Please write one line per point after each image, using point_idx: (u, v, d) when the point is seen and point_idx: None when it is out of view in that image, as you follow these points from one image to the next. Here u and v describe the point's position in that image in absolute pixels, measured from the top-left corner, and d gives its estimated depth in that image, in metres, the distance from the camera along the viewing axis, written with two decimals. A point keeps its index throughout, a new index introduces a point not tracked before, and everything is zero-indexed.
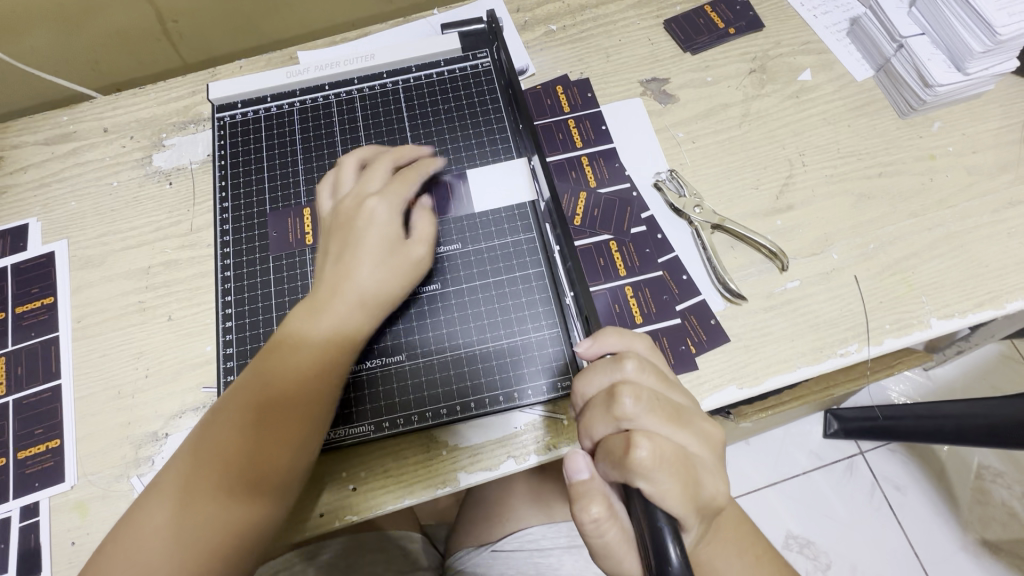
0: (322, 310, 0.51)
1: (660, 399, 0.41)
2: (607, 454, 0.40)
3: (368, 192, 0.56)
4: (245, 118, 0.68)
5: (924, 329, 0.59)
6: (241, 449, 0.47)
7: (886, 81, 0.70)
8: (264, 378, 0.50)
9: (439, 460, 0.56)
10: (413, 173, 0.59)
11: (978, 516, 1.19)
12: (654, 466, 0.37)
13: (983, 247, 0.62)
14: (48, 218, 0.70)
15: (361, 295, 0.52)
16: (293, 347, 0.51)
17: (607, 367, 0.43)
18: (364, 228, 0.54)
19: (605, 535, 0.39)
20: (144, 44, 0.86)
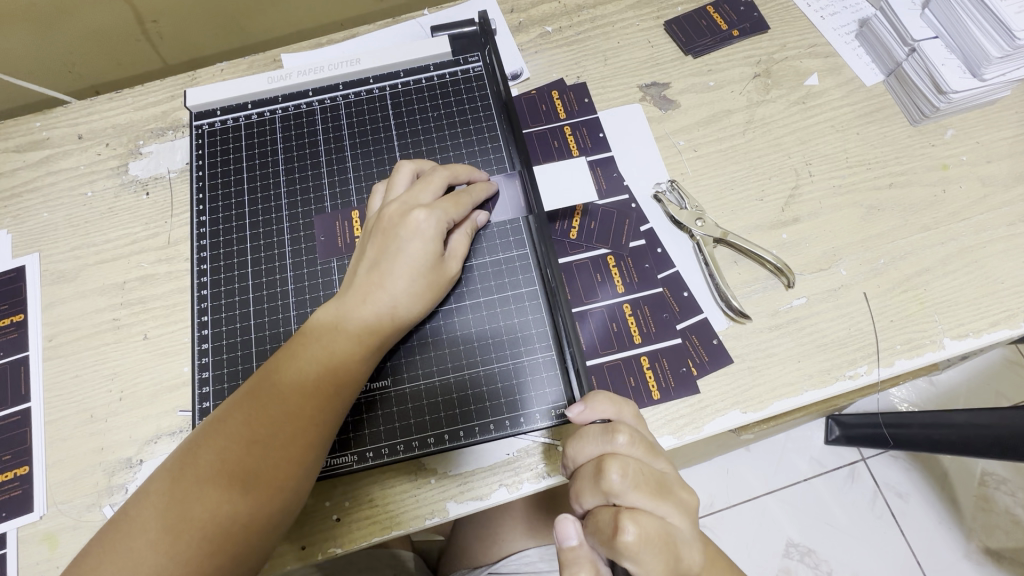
0: (350, 315, 0.49)
1: (649, 472, 0.39)
2: (595, 530, 0.38)
3: (417, 203, 0.52)
4: (224, 126, 0.65)
5: (936, 349, 0.57)
6: (256, 455, 0.45)
7: (897, 86, 0.67)
8: (286, 382, 0.47)
9: (428, 489, 0.53)
10: (466, 198, 0.54)
11: (981, 524, 1.17)
12: (640, 551, 0.35)
13: (998, 262, 0.59)
14: (19, 230, 0.66)
15: (389, 308, 0.50)
16: (315, 351, 0.48)
17: (597, 437, 0.40)
18: (408, 238, 0.50)
19: None
20: (123, 44, 0.83)
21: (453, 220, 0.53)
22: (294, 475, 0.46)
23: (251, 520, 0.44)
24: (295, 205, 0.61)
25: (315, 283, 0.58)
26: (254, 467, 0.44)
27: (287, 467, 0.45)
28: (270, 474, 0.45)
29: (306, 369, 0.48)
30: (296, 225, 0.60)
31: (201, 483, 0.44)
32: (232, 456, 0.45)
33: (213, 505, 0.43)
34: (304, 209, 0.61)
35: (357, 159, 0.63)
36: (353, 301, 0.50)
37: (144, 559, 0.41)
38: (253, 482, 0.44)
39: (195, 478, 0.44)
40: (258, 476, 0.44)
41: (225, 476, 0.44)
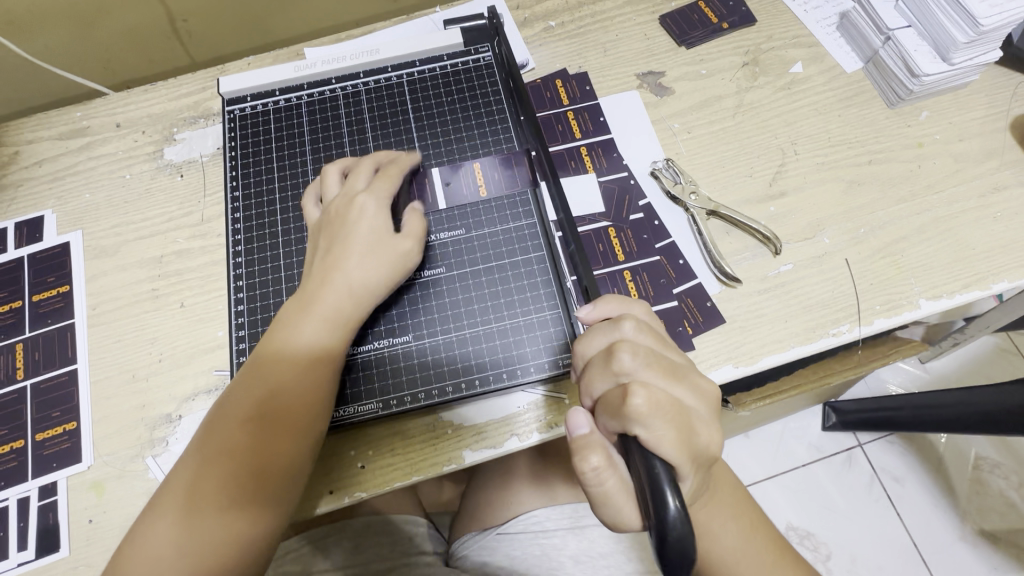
0: (308, 315, 0.53)
1: (656, 355, 0.44)
2: (606, 406, 0.42)
3: (357, 191, 0.57)
4: (254, 111, 0.70)
5: (913, 310, 0.61)
6: (248, 451, 0.49)
7: (875, 72, 0.72)
8: (254, 385, 0.51)
9: (446, 437, 0.58)
10: (393, 173, 0.59)
11: (975, 506, 1.21)
12: (649, 415, 0.40)
13: (970, 231, 0.64)
14: (63, 210, 0.72)
15: (347, 283, 0.53)
16: (279, 354, 0.52)
17: (606, 328, 0.46)
18: (354, 221, 0.55)
19: (604, 483, 0.41)
20: (155, 42, 0.88)
21: (387, 197, 0.57)
22: (284, 464, 0.50)
23: (260, 506, 0.49)
24: None
25: None
26: (246, 464, 0.49)
27: (275, 456, 0.49)
28: (263, 467, 0.49)
29: (272, 371, 0.51)
30: None
31: (198, 501, 0.48)
32: (221, 464, 0.49)
33: (221, 503, 0.48)
34: None
35: (377, 140, 0.68)
36: (304, 306, 0.53)
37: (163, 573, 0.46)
38: (248, 477, 0.48)
39: (193, 490, 0.48)
40: (253, 468, 0.49)
41: (222, 480, 0.48)
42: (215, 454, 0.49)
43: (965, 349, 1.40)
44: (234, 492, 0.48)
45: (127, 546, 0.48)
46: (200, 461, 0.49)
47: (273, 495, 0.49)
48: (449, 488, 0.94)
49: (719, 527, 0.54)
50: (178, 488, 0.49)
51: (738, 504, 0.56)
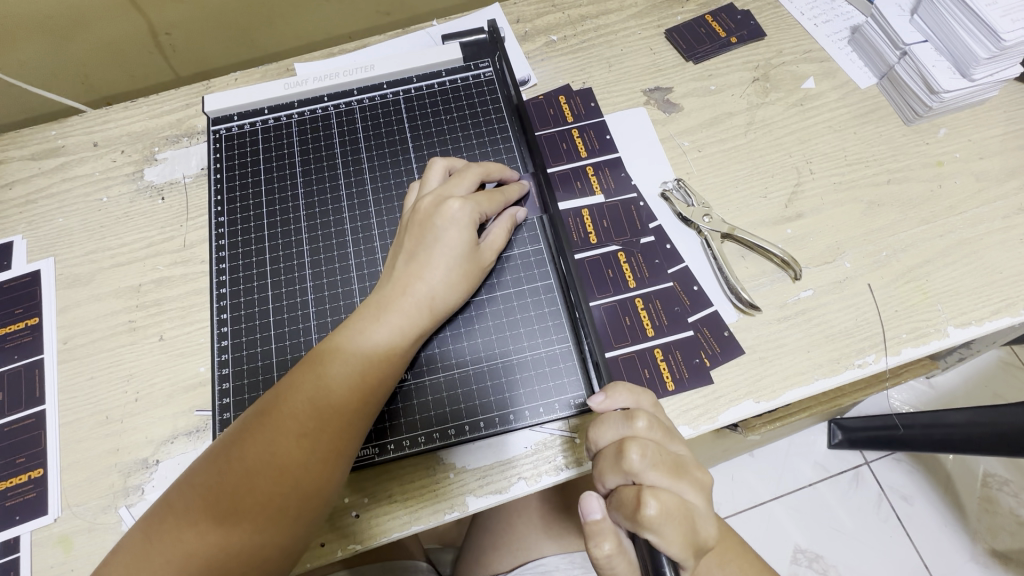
0: (375, 325, 0.49)
1: (665, 453, 0.41)
2: (619, 504, 0.40)
3: (450, 194, 0.53)
4: (241, 130, 0.66)
5: (941, 338, 0.58)
6: (278, 475, 0.44)
7: (890, 88, 0.70)
8: (306, 397, 0.46)
9: (447, 484, 0.54)
10: (501, 195, 0.56)
11: (986, 525, 1.17)
12: (662, 523, 0.37)
13: (995, 253, 0.61)
14: (34, 235, 0.67)
15: (430, 294, 0.50)
16: (334, 363, 0.48)
17: (617, 422, 0.42)
18: (444, 227, 0.51)
19: (615, 569, 0.40)
20: (136, 56, 0.84)
21: (486, 213, 0.54)
22: (317, 490, 0.45)
23: (281, 529, 0.44)
24: (312, 205, 0.62)
25: (334, 281, 0.59)
26: (271, 485, 0.44)
27: (307, 482, 0.45)
28: (290, 493, 0.44)
29: (322, 382, 0.47)
30: (313, 223, 0.62)
31: (225, 504, 0.43)
32: (246, 483, 0.44)
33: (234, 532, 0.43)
34: (322, 210, 0.62)
35: (373, 160, 0.64)
36: (375, 313, 0.50)
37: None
38: (270, 502, 0.44)
39: (209, 510, 0.43)
40: (279, 494, 0.44)
41: (237, 498, 0.43)
42: (239, 469, 0.44)
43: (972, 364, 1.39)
44: (259, 508, 0.44)
45: (143, 540, 0.43)
46: (226, 478, 0.44)
47: (297, 518, 0.45)
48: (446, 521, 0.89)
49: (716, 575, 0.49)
50: (192, 503, 0.44)
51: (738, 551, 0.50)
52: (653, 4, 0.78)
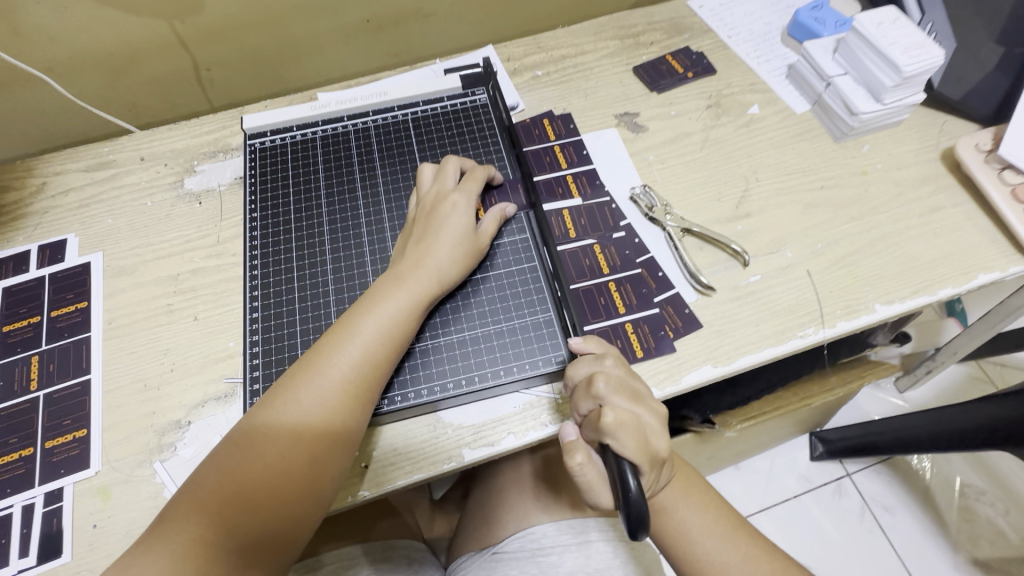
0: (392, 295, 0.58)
1: (625, 382, 0.50)
2: (587, 422, 0.49)
3: (447, 191, 0.66)
4: (273, 144, 0.78)
5: (870, 313, 0.68)
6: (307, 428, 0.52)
7: (821, 112, 0.83)
8: (331, 363, 0.54)
9: (446, 436, 0.61)
10: (479, 173, 0.68)
11: (967, 535, 1.23)
12: (618, 431, 0.47)
13: (913, 245, 0.72)
14: (86, 233, 0.77)
15: (438, 268, 0.60)
16: (353, 333, 0.56)
17: (589, 361, 0.52)
18: (448, 215, 0.63)
19: (586, 474, 0.49)
20: (179, 89, 0.97)
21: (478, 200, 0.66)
22: (349, 430, 0.54)
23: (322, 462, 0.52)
24: (333, 204, 0.73)
25: (350, 264, 0.69)
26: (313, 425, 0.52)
27: (342, 424, 0.53)
28: (329, 433, 0.53)
29: (351, 339, 0.55)
30: (334, 218, 0.72)
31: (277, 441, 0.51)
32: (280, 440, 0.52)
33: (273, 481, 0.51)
34: (341, 209, 0.73)
35: (385, 167, 0.76)
36: (394, 284, 0.59)
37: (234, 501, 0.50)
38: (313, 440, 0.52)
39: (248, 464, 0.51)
40: (316, 434, 0.52)
41: (286, 437, 0.52)
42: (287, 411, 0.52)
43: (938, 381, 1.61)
44: (304, 444, 0.52)
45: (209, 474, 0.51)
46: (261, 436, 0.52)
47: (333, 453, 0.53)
48: (439, 526, 0.99)
49: (677, 507, 0.57)
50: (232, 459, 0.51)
51: (693, 487, 0.59)
52: (623, 47, 0.92)
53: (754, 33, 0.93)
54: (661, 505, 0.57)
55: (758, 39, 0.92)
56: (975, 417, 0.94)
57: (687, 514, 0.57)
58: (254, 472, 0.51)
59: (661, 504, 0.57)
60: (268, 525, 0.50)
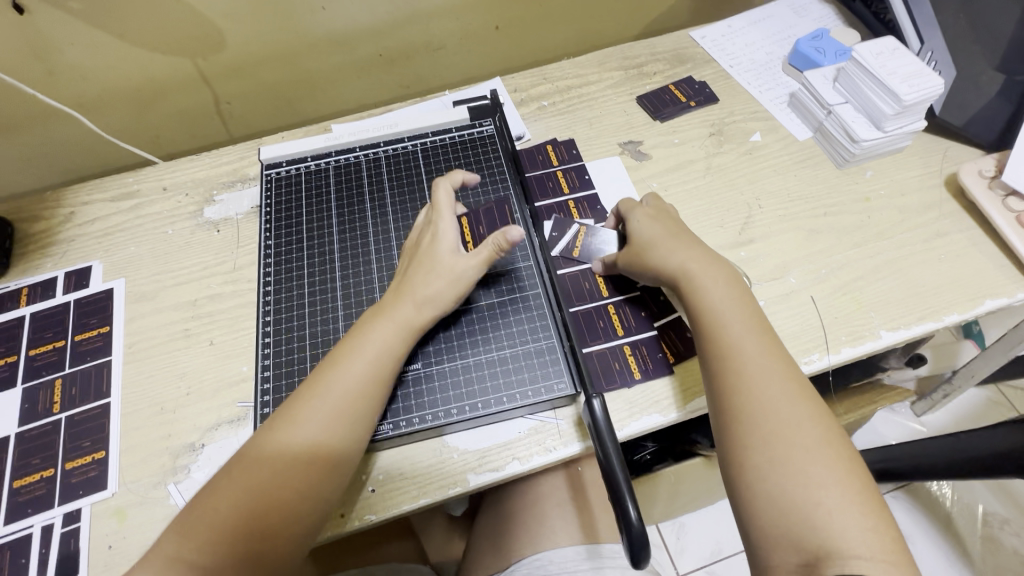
0: (387, 326, 0.61)
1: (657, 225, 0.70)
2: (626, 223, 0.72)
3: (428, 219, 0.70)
4: (288, 174, 0.81)
5: (875, 340, 0.68)
6: (310, 443, 0.54)
7: (823, 140, 0.84)
8: (321, 392, 0.56)
9: (451, 460, 0.62)
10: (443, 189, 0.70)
11: (992, 566, 1.19)
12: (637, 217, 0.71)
13: (918, 271, 0.72)
14: (110, 261, 0.80)
15: (425, 301, 0.62)
16: (342, 364, 0.58)
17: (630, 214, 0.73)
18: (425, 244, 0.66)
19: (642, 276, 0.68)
20: (201, 122, 1.01)
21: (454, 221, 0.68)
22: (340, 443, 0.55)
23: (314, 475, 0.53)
24: (344, 232, 0.76)
25: (359, 290, 0.71)
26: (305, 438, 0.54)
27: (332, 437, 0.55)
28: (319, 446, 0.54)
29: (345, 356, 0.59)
30: (344, 245, 0.75)
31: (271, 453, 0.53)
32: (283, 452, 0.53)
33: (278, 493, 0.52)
34: (350, 237, 0.76)
35: (394, 195, 0.78)
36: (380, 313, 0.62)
37: (227, 512, 0.51)
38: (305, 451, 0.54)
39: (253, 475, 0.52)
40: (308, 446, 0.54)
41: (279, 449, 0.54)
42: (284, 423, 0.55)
43: (959, 403, 1.61)
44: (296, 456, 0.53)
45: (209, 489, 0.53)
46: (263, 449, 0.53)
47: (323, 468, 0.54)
48: None
49: (737, 331, 0.58)
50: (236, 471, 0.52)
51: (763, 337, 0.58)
52: (627, 77, 0.95)
53: (755, 62, 0.95)
54: (718, 323, 0.59)
55: (760, 68, 0.94)
56: (995, 444, 0.92)
57: (745, 347, 0.57)
58: (244, 491, 0.52)
59: (717, 333, 0.59)
60: (250, 548, 0.50)
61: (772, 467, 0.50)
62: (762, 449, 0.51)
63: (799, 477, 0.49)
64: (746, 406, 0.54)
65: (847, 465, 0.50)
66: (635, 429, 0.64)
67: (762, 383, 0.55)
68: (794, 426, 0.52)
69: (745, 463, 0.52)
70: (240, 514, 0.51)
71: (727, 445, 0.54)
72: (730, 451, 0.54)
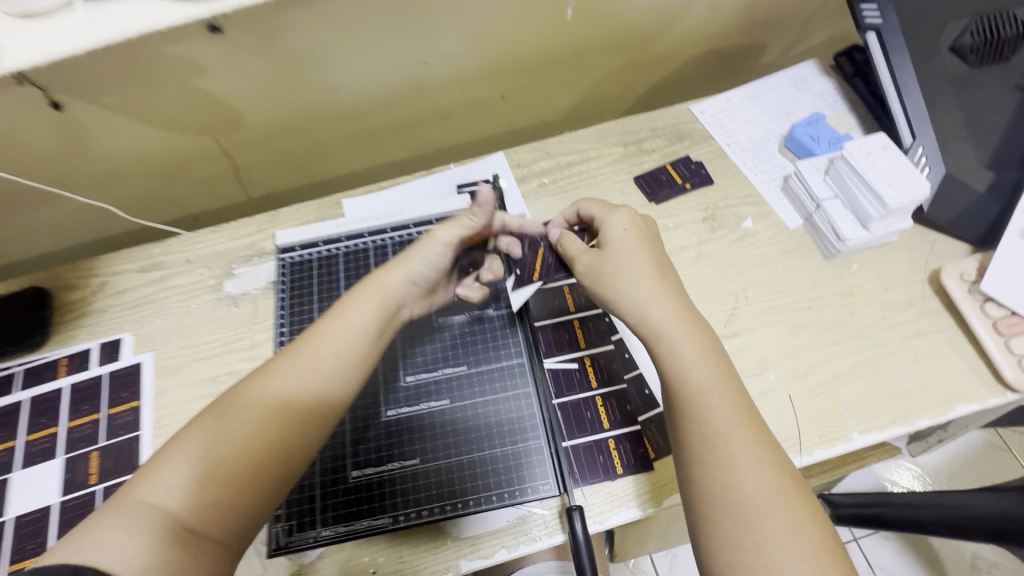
0: (371, 297, 0.67)
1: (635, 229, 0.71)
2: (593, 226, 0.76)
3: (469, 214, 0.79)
4: (302, 258, 0.88)
5: (847, 442, 0.72)
6: (297, 400, 0.57)
7: (812, 230, 0.87)
8: (322, 343, 0.61)
9: (445, 548, 0.68)
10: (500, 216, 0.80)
11: None
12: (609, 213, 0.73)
13: (894, 371, 0.76)
14: (139, 333, 0.87)
15: (405, 282, 0.70)
16: (342, 319, 0.64)
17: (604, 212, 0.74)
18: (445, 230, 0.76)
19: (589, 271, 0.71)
20: (221, 187, 1.08)
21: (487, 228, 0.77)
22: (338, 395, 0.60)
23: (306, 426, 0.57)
24: None
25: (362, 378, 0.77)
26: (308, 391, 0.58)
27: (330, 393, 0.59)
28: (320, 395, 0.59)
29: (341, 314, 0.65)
30: None
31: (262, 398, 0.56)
32: (264, 414, 0.55)
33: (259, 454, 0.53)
34: None
35: None
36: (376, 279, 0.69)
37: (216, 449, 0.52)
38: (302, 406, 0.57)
39: (229, 432, 0.53)
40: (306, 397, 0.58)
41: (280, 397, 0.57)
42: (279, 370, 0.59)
43: (957, 446, 1.63)
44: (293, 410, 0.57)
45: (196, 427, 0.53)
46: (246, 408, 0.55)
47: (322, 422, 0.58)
48: None
49: (708, 397, 0.59)
50: (209, 428, 0.53)
51: (737, 405, 0.58)
52: (626, 154, 0.98)
53: (752, 140, 0.97)
54: (685, 385, 0.60)
55: (756, 148, 0.97)
56: None
57: (717, 415, 0.58)
58: (238, 424, 0.54)
59: (688, 392, 0.59)
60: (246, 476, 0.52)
61: (740, 551, 0.51)
62: (734, 531, 0.52)
63: (766, 562, 0.50)
64: (715, 481, 0.55)
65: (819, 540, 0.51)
66: (613, 523, 0.69)
67: (735, 454, 0.55)
68: (765, 507, 0.52)
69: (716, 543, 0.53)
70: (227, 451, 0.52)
71: (701, 514, 0.55)
72: (699, 526, 0.55)
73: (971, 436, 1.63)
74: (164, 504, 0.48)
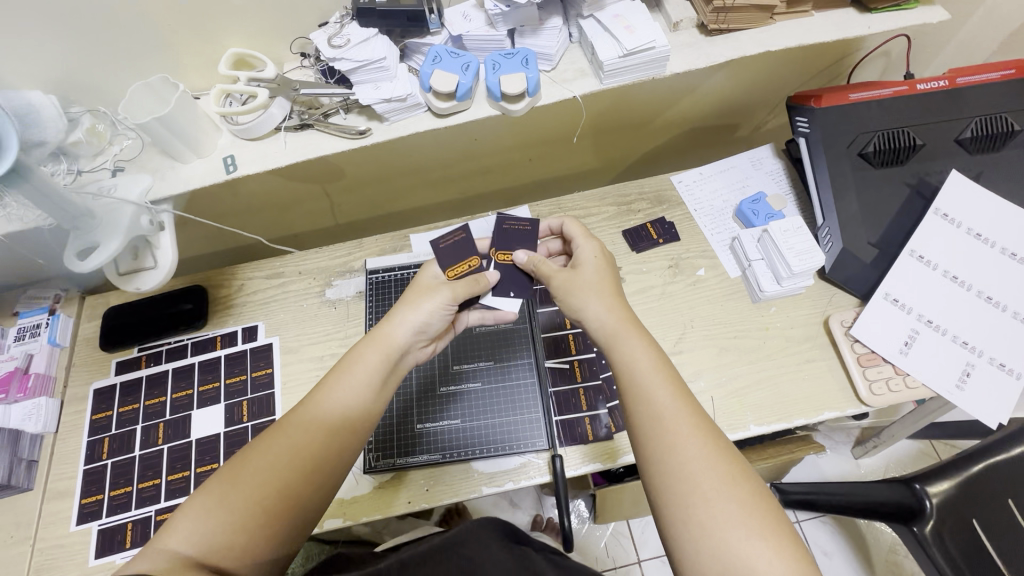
0: (371, 354, 0.91)
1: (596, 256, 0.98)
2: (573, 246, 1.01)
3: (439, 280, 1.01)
4: (384, 278, 1.28)
5: (745, 430, 1.07)
6: (294, 462, 0.80)
7: (745, 280, 1.21)
8: (320, 410, 0.85)
9: (473, 477, 1.05)
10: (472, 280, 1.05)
11: None
12: (582, 239, 1.01)
13: (787, 385, 1.10)
14: (269, 322, 1.27)
15: (405, 336, 0.94)
16: (335, 390, 0.87)
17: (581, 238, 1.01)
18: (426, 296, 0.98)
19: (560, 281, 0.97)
20: (320, 216, 1.47)
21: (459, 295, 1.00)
22: (326, 453, 0.82)
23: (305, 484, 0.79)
24: None
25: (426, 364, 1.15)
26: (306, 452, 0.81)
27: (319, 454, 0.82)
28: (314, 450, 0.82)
29: (333, 388, 0.87)
30: None
31: (271, 458, 0.80)
32: (266, 468, 0.79)
33: (263, 498, 0.76)
34: None
35: None
36: (365, 349, 0.92)
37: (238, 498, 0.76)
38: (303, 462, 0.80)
39: (243, 487, 0.77)
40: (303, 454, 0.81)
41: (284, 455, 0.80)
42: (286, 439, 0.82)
43: (893, 451, 1.95)
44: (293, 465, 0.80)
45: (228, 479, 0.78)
46: (248, 467, 0.79)
47: (318, 476, 0.81)
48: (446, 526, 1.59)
49: (653, 393, 0.80)
50: (228, 485, 0.77)
51: (683, 401, 0.79)
52: (618, 212, 1.32)
53: (714, 208, 1.31)
54: (638, 383, 0.81)
55: (716, 214, 1.30)
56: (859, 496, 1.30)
57: (666, 411, 0.78)
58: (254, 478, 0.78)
59: (641, 382, 0.81)
60: (257, 519, 0.75)
61: (688, 508, 0.70)
62: (682, 492, 0.71)
63: (708, 514, 0.69)
64: (667, 458, 0.74)
65: (752, 511, 0.69)
66: (584, 470, 1.05)
67: (679, 430, 0.76)
68: (701, 478, 0.72)
69: (671, 503, 0.72)
70: (244, 500, 0.76)
71: (656, 489, 0.74)
72: (656, 491, 0.74)
73: (906, 444, 1.94)
74: (188, 545, 0.71)
